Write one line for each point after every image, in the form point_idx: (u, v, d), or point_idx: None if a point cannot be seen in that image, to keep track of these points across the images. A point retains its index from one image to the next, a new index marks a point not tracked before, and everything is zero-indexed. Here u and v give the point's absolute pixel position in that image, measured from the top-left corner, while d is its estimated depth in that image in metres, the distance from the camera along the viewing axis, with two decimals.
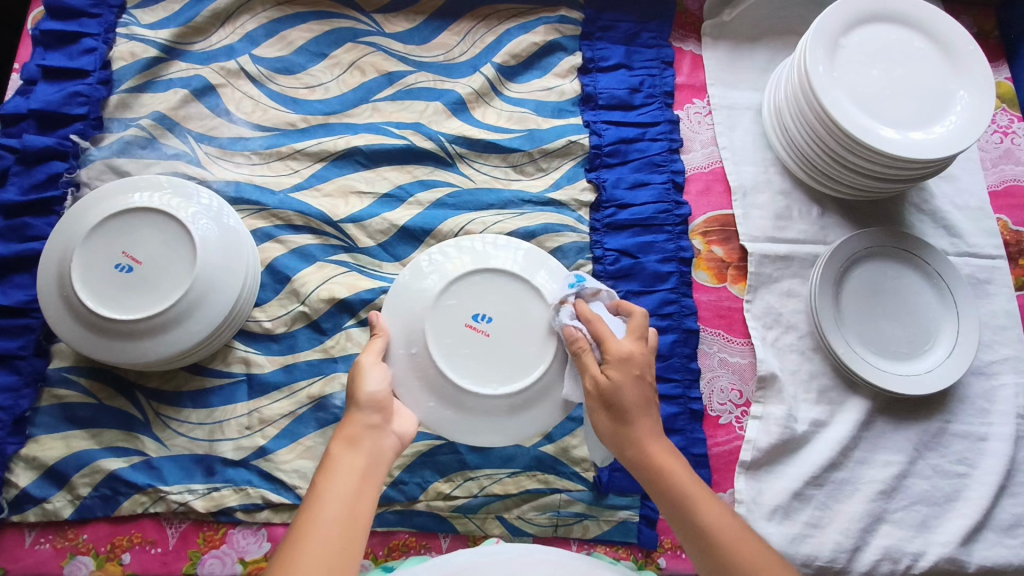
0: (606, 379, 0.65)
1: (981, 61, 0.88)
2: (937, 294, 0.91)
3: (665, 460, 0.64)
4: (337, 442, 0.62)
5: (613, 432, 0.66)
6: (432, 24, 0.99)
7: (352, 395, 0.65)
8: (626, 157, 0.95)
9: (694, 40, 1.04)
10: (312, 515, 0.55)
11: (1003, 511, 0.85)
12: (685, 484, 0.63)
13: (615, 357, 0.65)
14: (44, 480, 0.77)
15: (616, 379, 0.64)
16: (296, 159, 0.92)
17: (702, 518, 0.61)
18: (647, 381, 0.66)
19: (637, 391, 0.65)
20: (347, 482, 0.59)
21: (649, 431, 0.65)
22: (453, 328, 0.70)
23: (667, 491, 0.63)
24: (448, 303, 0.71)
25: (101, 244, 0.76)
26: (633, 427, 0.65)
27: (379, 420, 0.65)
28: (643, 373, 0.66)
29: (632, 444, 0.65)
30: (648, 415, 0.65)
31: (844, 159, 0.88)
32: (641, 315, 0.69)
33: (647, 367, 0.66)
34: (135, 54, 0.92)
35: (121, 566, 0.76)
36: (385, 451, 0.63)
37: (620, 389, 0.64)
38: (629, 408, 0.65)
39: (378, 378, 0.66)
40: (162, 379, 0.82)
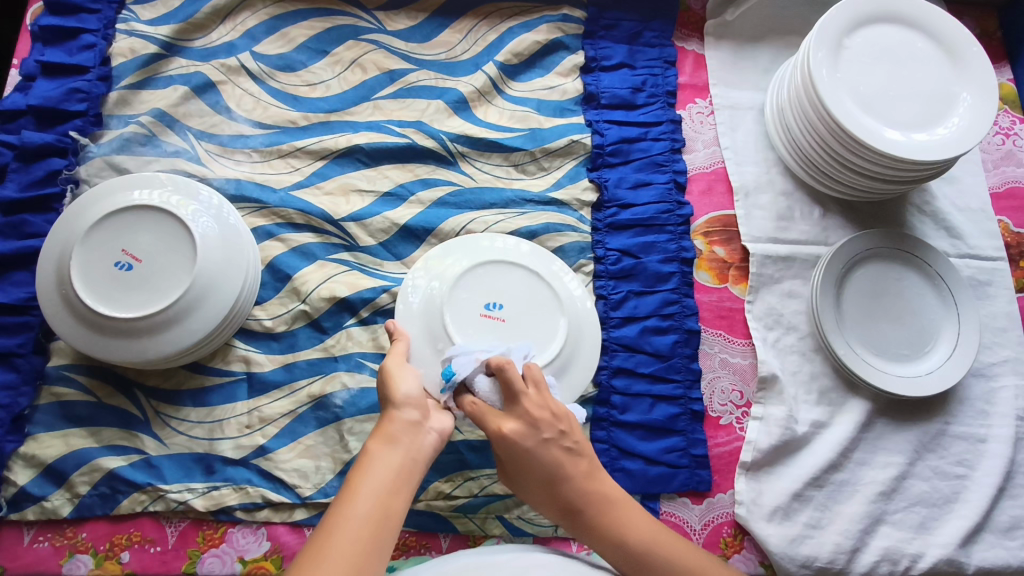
0: (516, 463, 0.62)
1: (985, 63, 0.88)
2: (938, 296, 0.91)
3: (610, 522, 0.61)
4: (375, 439, 0.59)
5: (550, 505, 0.63)
6: (434, 22, 0.99)
7: (387, 395, 0.62)
8: (629, 157, 0.95)
9: (697, 40, 1.03)
10: (344, 513, 0.53)
11: (1002, 512, 0.85)
12: (640, 542, 0.61)
13: (502, 445, 0.62)
14: (43, 478, 0.77)
15: (522, 460, 0.62)
16: (296, 157, 0.91)
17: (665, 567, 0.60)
18: (553, 440, 0.62)
19: (550, 460, 0.61)
20: (383, 480, 0.56)
21: (585, 494, 0.61)
22: (470, 317, 0.77)
23: (624, 555, 0.61)
24: (460, 296, 0.77)
25: (101, 242, 0.75)
26: (565, 498, 0.61)
27: (418, 416, 0.61)
28: (545, 437, 0.61)
29: (574, 514, 0.62)
30: (572, 476, 0.61)
31: (847, 160, 0.88)
32: (505, 374, 0.62)
33: (546, 424, 0.62)
34: (135, 50, 0.91)
35: (120, 565, 0.75)
36: (424, 449, 0.60)
37: (532, 466, 0.61)
38: (552, 481, 0.61)
39: (411, 379, 0.64)
40: (162, 377, 0.82)
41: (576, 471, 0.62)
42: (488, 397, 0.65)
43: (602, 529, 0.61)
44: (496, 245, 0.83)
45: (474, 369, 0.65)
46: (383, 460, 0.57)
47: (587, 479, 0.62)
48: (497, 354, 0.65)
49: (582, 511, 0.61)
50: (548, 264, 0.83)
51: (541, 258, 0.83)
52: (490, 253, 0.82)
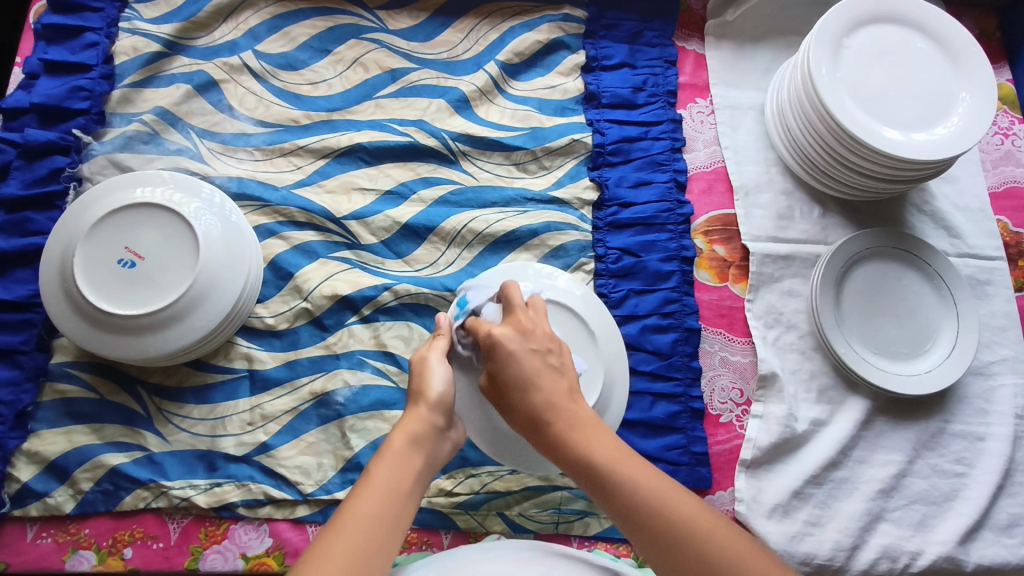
0: (494, 369, 0.61)
1: (982, 63, 0.89)
2: (936, 294, 0.91)
3: (577, 437, 0.57)
4: (398, 435, 0.59)
5: (518, 417, 0.60)
6: (436, 21, 0.99)
7: (418, 390, 0.62)
8: (629, 156, 0.96)
9: (698, 40, 1.04)
10: (355, 504, 0.53)
11: (1001, 510, 0.86)
12: (607, 458, 0.55)
13: (488, 346, 0.62)
14: (46, 475, 0.77)
15: (500, 368, 0.61)
16: (299, 155, 0.92)
17: (622, 485, 0.54)
18: (538, 350, 0.61)
19: (529, 367, 0.60)
20: (398, 476, 0.56)
21: (554, 403, 0.59)
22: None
23: (585, 470, 0.56)
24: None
25: (105, 238, 0.76)
26: (532, 406, 0.59)
27: (442, 423, 0.62)
28: (530, 345, 0.61)
29: (539, 428, 0.59)
30: (546, 387, 0.59)
31: (846, 159, 0.88)
32: (508, 291, 0.65)
33: (537, 336, 0.62)
34: (138, 49, 0.92)
35: (123, 561, 0.76)
36: (440, 455, 0.61)
37: (509, 371, 0.60)
38: (523, 388, 0.59)
39: (445, 377, 0.63)
40: (164, 374, 0.82)
41: (552, 383, 0.60)
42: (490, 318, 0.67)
43: (565, 442, 0.57)
44: (548, 278, 0.78)
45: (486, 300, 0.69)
46: (405, 459, 0.57)
47: (561, 394, 0.59)
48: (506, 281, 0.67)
49: (545, 421, 0.58)
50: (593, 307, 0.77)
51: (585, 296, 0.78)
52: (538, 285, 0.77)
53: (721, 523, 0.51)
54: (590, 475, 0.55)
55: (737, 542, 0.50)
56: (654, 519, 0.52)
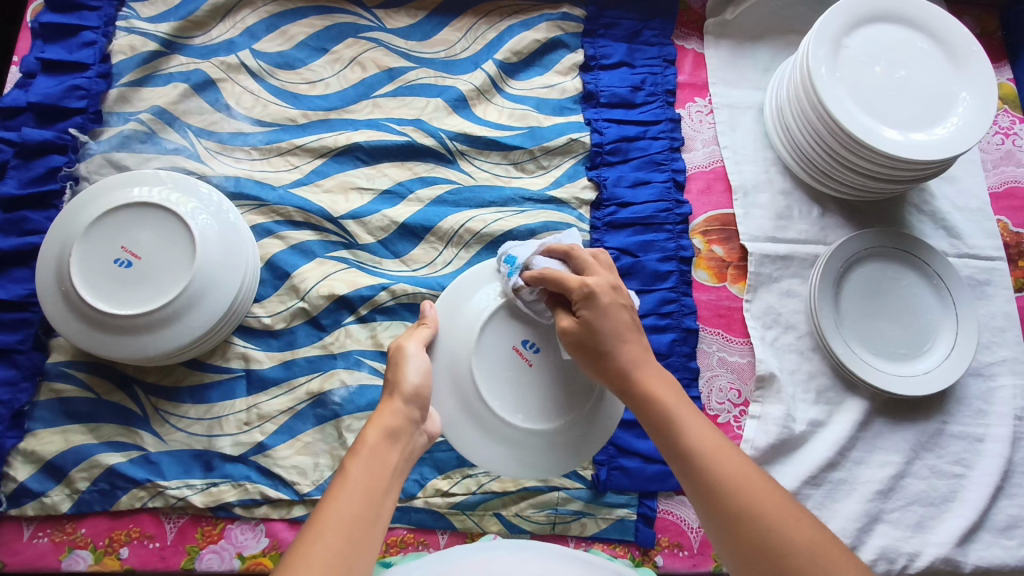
0: (590, 318, 0.63)
1: (983, 63, 0.88)
2: (936, 295, 0.91)
3: (653, 388, 0.61)
4: (373, 429, 0.58)
5: (601, 363, 0.63)
6: (434, 20, 0.99)
7: (393, 382, 0.63)
8: (627, 155, 0.96)
9: (697, 39, 1.03)
10: (335, 503, 0.52)
11: (1000, 512, 0.85)
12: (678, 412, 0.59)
13: (585, 296, 0.63)
14: (43, 475, 0.77)
15: (595, 317, 0.62)
16: (296, 155, 0.91)
17: (685, 436, 0.57)
18: (625, 305, 0.64)
19: (620, 320, 0.63)
20: (377, 472, 0.55)
21: (633, 356, 0.63)
22: (501, 348, 0.70)
23: (655, 415, 0.60)
24: (503, 320, 0.70)
25: (103, 237, 0.75)
26: (615, 354, 0.63)
27: (418, 415, 0.62)
28: (621, 300, 0.64)
29: (620, 371, 0.63)
30: (632, 343, 0.63)
31: (846, 159, 0.88)
32: (577, 252, 0.67)
33: (622, 295, 0.65)
34: (135, 48, 0.92)
35: (119, 560, 0.76)
36: (414, 449, 0.61)
37: (602, 320, 0.63)
38: (611, 338, 0.62)
39: (419, 369, 0.64)
40: (162, 373, 0.82)
41: (636, 342, 0.64)
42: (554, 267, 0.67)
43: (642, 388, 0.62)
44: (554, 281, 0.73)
45: (535, 253, 0.69)
46: (380, 453, 0.57)
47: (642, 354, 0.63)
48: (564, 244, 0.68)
49: (630, 370, 0.62)
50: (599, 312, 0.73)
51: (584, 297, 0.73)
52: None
53: (775, 492, 0.53)
54: (660, 419, 0.60)
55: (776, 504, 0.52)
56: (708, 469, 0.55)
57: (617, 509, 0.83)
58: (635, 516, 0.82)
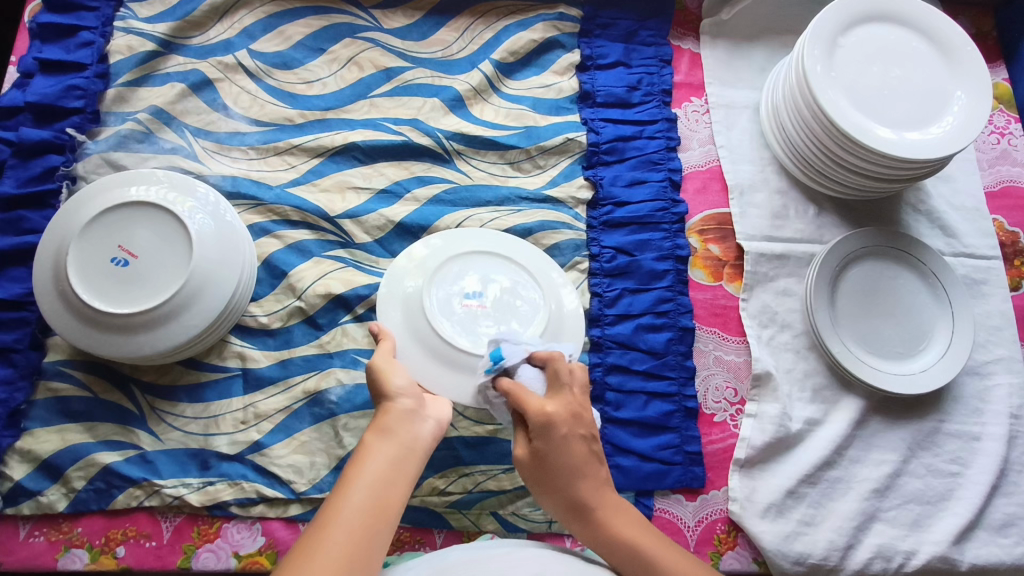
0: (541, 449, 0.62)
1: (979, 62, 0.89)
2: (932, 294, 0.91)
3: (612, 525, 0.62)
4: (370, 431, 0.59)
5: (562, 502, 0.63)
6: (431, 20, 1.00)
7: (380, 389, 0.63)
8: (624, 155, 0.96)
9: (693, 39, 1.04)
10: (338, 504, 0.53)
11: (996, 510, 0.85)
12: (641, 544, 0.61)
13: (541, 426, 0.61)
14: (40, 473, 0.77)
15: (551, 450, 0.62)
16: (293, 154, 0.92)
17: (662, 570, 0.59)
18: (584, 436, 0.63)
19: (578, 455, 0.62)
20: (378, 471, 0.55)
21: (600, 495, 0.63)
22: (451, 309, 0.76)
23: (626, 557, 0.61)
24: (439, 288, 0.77)
25: (98, 238, 0.76)
26: (574, 493, 0.62)
27: (414, 405, 0.62)
28: (578, 430, 0.63)
29: (581, 513, 0.62)
30: (591, 475, 0.63)
31: (842, 159, 0.88)
32: (557, 365, 0.65)
33: (583, 420, 0.64)
34: (132, 48, 0.92)
35: (116, 559, 0.76)
36: (421, 439, 0.60)
37: (560, 457, 0.62)
38: (572, 475, 0.62)
39: (403, 371, 0.64)
40: (158, 372, 0.82)
41: (592, 475, 0.63)
42: (530, 386, 0.65)
43: (607, 529, 0.62)
44: (463, 241, 0.82)
45: (519, 360, 0.67)
46: (379, 452, 0.57)
47: (601, 484, 0.63)
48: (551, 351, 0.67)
49: (589, 507, 0.62)
50: (516, 244, 0.83)
51: (495, 236, 0.83)
52: (450, 246, 0.81)
53: None
54: (637, 563, 0.60)
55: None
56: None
57: None
58: None
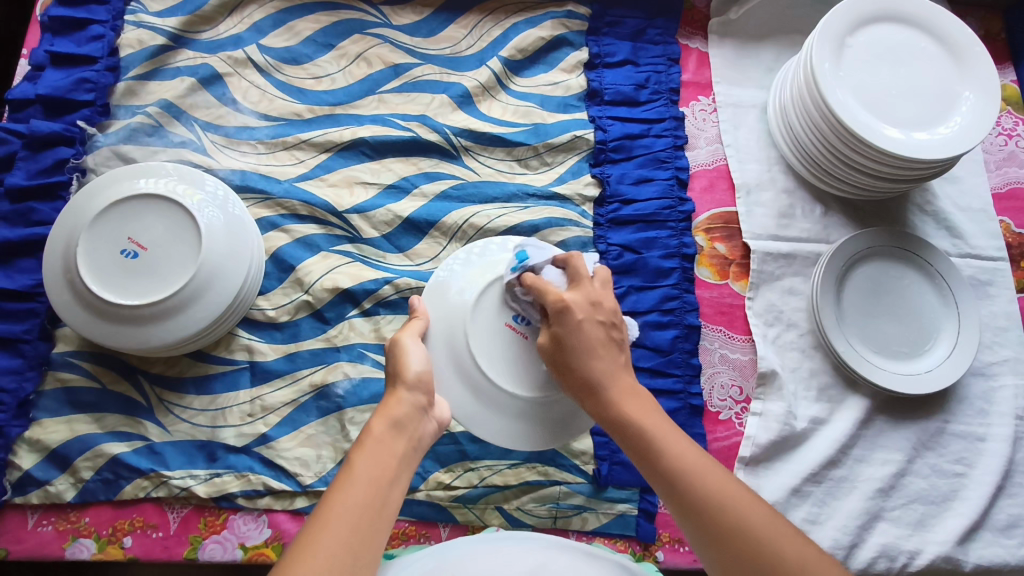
0: (560, 333, 0.63)
1: (987, 63, 0.89)
2: (938, 294, 0.91)
3: (622, 402, 0.63)
4: (380, 419, 0.59)
5: (573, 379, 0.64)
6: (440, 17, 1.00)
7: (396, 373, 0.63)
8: (632, 153, 0.96)
9: (701, 38, 1.04)
10: (341, 494, 0.53)
11: (1000, 511, 0.85)
12: (651, 426, 0.61)
13: (556, 310, 0.63)
14: (47, 463, 0.78)
15: (565, 332, 0.63)
16: (301, 149, 0.92)
17: (666, 447, 0.59)
18: (602, 322, 0.64)
19: (594, 337, 0.63)
20: (383, 464, 0.56)
21: (613, 379, 0.64)
22: (493, 327, 0.72)
23: (634, 435, 0.61)
24: (483, 306, 0.72)
25: (107, 229, 0.76)
26: (588, 372, 0.63)
27: (424, 402, 0.62)
28: (596, 317, 0.64)
29: (594, 389, 0.63)
30: (606, 359, 0.64)
31: (849, 158, 0.88)
32: (575, 262, 0.67)
33: (602, 310, 0.65)
34: (142, 42, 0.92)
35: (122, 550, 0.76)
36: (424, 436, 0.61)
37: (575, 337, 0.63)
38: (584, 354, 0.63)
39: (420, 358, 0.64)
40: (165, 364, 0.82)
41: (610, 357, 0.64)
42: (553, 280, 0.67)
43: (619, 408, 0.62)
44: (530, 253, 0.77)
45: (545, 260, 0.69)
46: (385, 445, 0.57)
47: (617, 367, 0.64)
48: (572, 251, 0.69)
49: (600, 387, 0.63)
50: None
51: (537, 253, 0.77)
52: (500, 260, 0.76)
53: (767, 510, 0.56)
54: (638, 441, 0.61)
55: (774, 524, 0.54)
56: (696, 489, 0.57)
57: (618, 504, 0.82)
58: (636, 511, 0.82)
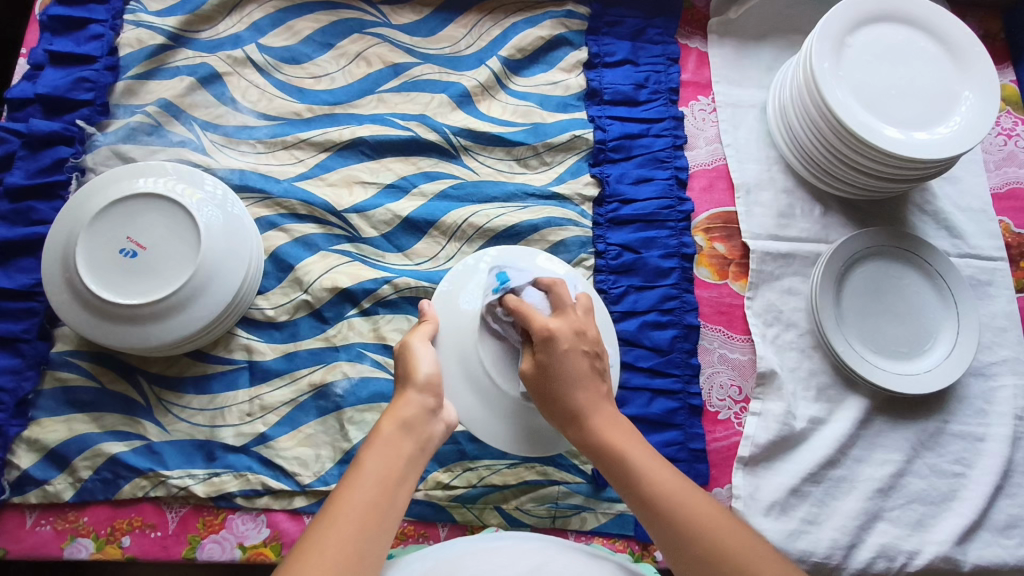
0: (543, 360, 0.65)
1: (987, 63, 0.89)
2: (937, 294, 0.91)
3: (605, 429, 0.63)
4: (388, 420, 0.59)
5: (557, 407, 0.65)
6: (439, 16, 1.00)
7: (406, 374, 0.63)
8: (631, 153, 0.96)
9: (701, 37, 1.04)
10: (349, 492, 0.53)
11: (999, 511, 0.85)
12: (631, 453, 0.61)
13: (542, 339, 0.65)
14: (46, 463, 0.78)
15: (550, 360, 0.65)
16: (301, 149, 0.92)
17: (646, 473, 0.60)
18: (586, 353, 0.66)
19: (578, 367, 0.65)
20: (389, 463, 0.56)
21: (599, 411, 0.64)
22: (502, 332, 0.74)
23: (616, 462, 0.61)
24: None
25: (106, 228, 0.76)
26: (572, 403, 0.64)
27: (433, 403, 0.62)
28: (579, 346, 0.66)
29: (578, 419, 0.64)
30: (589, 387, 0.65)
31: (850, 159, 0.88)
32: (559, 288, 0.68)
33: (587, 339, 0.67)
34: (141, 41, 0.92)
35: (121, 549, 0.76)
36: (433, 437, 0.61)
37: (561, 368, 0.64)
38: (568, 383, 0.64)
39: (430, 359, 0.65)
40: (164, 364, 0.82)
41: (595, 385, 0.65)
42: (535, 304, 0.68)
43: (600, 436, 0.63)
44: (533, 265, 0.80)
45: (525, 282, 0.70)
46: (390, 445, 0.57)
47: (598, 394, 0.65)
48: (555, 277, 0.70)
49: (582, 415, 0.64)
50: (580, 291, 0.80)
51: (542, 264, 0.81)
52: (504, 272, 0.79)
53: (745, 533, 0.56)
54: (621, 469, 0.61)
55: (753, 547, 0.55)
56: (675, 513, 0.57)
57: (616, 504, 0.82)
58: None
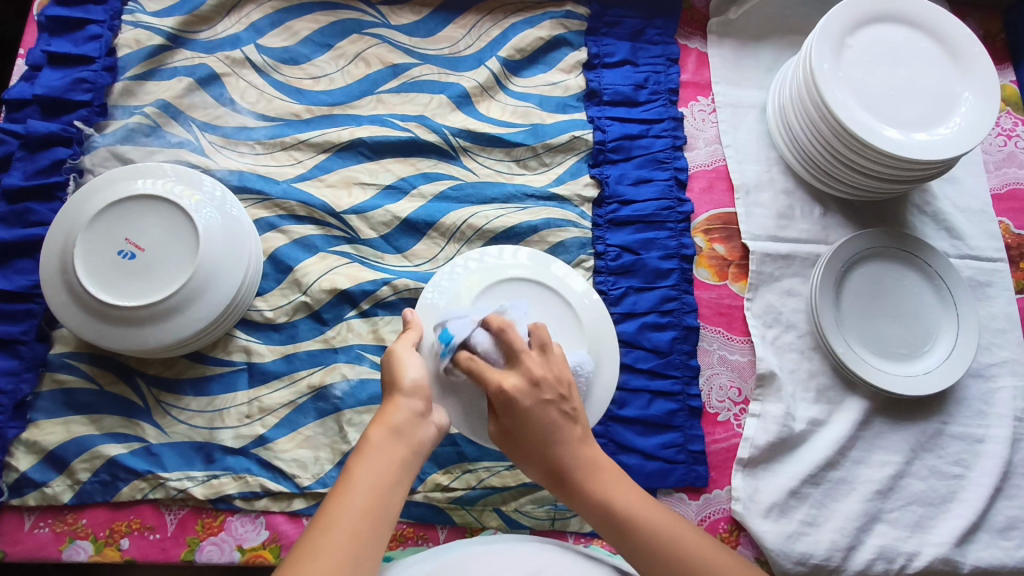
0: (511, 423, 0.63)
1: (987, 64, 0.88)
2: (936, 295, 0.91)
3: (590, 482, 0.63)
4: (377, 427, 0.58)
5: (540, 466, 0.64)
6: (439, 17, 1.00)
7: (392, 381, 0.62)
8: (631, 153, 0.96)
9: (700, 38, 1.04)
10: (342, 499, 0.53)
11: (999, 512, 0.85)
12: (620, 501, 0.61)
13: (501, 401, 0.62)
14: (45, 465, 0.77)
15: (519, 421, 0.62)
16: (299, 150, 0.92)
17: (640, 522, 0.60)
18: (553, 401, 0.63)
19: (547, 420, 0.62)
20: (382, 469, 0.55)
21: (577, 459, 0.63)
22: None
23: (607, 516, 0.61)
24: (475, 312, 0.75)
25: (104, 230, 0.76)
26: (553, 459, 0.63)
27: (422, 407, 0.61)
28: (544, 397, 0.63)
29: (565, 476, 0.63)
30: (565, 438, 0.63)
31: (850, 160, 0.88)
32: (508, 336, 0.65)
33: (548, 385, 0.63)
34: (140, 42, 0.92)
35: (119, 551, 0.76)
36: (424, 441, 0.60)
37: (530, 424, 0.62)
38: (545, 440, 0.63)
39: (417, 365, 0.63)
40: (163, 365, 0.82)
41: (569, 433, 0.63)
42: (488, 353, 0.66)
43: (588, 490, 0.62)
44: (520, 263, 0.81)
45: (472, 330, 0.68)
46: (382, 450, 0.57)
47: (577, 443, 0.63)
48: (502, 318, 0.66)
49: (567, 472, 0.63)
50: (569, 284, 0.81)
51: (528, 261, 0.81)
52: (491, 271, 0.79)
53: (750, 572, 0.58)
54: (613, 521, 0.61)
55: None
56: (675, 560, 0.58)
57: None
58: None
